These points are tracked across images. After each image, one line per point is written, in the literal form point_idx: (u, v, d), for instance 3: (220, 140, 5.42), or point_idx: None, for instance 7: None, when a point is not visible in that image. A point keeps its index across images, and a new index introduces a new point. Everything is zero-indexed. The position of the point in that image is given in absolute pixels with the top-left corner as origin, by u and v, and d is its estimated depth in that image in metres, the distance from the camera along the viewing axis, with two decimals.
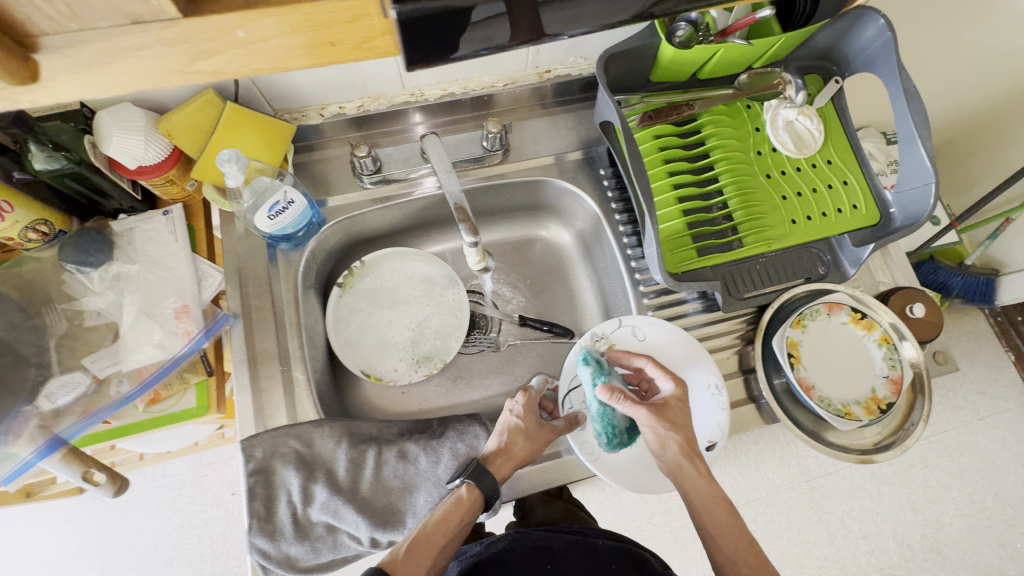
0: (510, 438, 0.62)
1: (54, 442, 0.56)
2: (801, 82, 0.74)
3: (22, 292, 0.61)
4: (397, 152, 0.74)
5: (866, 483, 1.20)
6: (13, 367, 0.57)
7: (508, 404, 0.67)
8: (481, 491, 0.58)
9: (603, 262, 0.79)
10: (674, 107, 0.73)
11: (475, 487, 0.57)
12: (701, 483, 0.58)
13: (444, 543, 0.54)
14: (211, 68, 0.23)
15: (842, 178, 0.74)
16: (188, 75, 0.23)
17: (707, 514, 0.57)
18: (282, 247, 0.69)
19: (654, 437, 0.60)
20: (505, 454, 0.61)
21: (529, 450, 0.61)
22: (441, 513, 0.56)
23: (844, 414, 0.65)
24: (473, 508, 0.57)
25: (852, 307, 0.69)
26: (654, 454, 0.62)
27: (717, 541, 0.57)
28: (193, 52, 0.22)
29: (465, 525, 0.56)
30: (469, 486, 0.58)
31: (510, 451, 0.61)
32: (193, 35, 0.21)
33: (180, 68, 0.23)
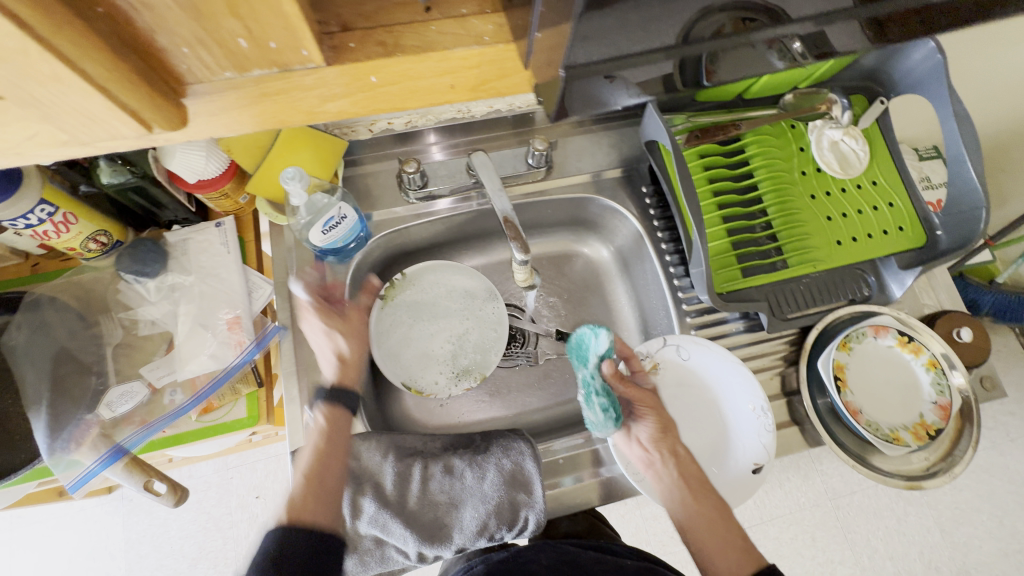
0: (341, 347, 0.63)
1: (116, 451, 0.57)
2: (847, 102, 0.74)
3: (80, 300, 0.63)
4: (443, 167, 0.74)
5: (893, 503, 1.18)
6: (75, 375, 0.58)
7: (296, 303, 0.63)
8: (340, 409, 0.59)
9: (642, 279, 0.79)
10: (720, 127, 0.74)
11: (334, 405, 0.58)
12: (693, 469, 0.60)
13: (325, 462, 0.55)
14: (337, 105, 0.32)
15: (888, 200, 0.73)
16: (319, 111, 0.32)
17: (699, 502, 0.58)
18: (330, 261, 0.70)
19: (654, 423, 0.61)
20: (342, 365, 0.62)
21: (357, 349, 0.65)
22: (310, 446, 0.56)
23: (892, 439, 0.64)
24: (338, 423, 0.58)
25: (898, 330, 0.69)
26: (641, 446, 0.61)
27: (706, 529, 0.57)
28: (328, 94, 0.31)
29: (338, 440, 0.57)
30: (323, 412, 0.58)
31: (346, 360, 0.63)
32: (333, 79, 0.30)
33: (314, 105, 0.31)
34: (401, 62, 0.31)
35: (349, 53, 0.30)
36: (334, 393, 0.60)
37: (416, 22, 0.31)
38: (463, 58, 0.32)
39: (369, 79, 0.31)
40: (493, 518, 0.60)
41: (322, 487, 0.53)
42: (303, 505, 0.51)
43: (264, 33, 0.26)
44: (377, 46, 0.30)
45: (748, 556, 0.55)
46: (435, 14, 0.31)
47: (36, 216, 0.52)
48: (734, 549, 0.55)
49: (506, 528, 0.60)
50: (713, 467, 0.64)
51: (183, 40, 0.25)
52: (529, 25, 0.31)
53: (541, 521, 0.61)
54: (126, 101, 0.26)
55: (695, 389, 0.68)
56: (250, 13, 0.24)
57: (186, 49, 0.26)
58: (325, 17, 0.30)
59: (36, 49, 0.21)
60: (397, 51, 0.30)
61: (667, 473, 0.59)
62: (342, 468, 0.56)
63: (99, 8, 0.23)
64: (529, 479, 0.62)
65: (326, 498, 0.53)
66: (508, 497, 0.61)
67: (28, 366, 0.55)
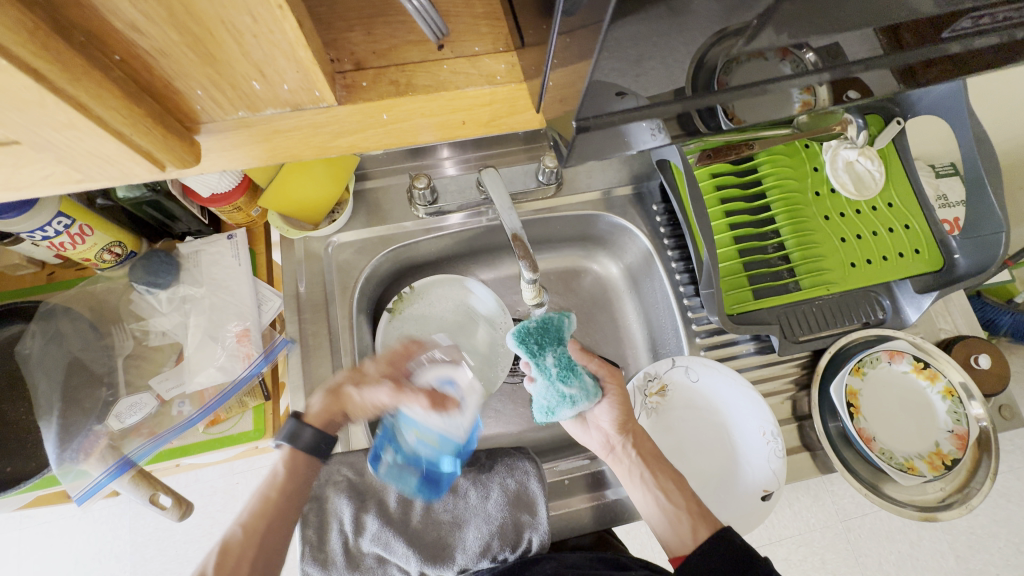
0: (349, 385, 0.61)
1: (124, 463, 0.57)
2: (862, 122, 0.73)
3: (94, 311, 0.63)
4: (453, 183, 0.75)
5: (906, 526, 1.15)
6: (87, 386, 0.59)
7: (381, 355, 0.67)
8: (303, 457, 0.57)
9: (651, 297, 0.78)
10: (733, 147, 0.72)
11: (293, 453, 0.56)
12: (648, 443, 0.60)
13: (270, 518, 0.54)
14: (348, 142, 0.33)
15: (904, 222, 0.72)
16: (332, 146, 0.33)
17: (658, 477, 0.57)
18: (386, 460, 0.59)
19: (615, 407, 0.60)
20: (332, 395, 0.61)
21: (357, 400, 0.61)
22: (261, 491, 0.55)
23: (907, 468, 0.63)
24: (297, 472, 0.57)
25: (914, 356, 0.67)
26: (601, 431, 0.61)
27: (664, 502, 0.55)
28: (337, 131, 0.32)
29: (292, 492, 0.56)
30: (287, 452, 0.57)
31: (342, 396, 0.61)
32: (343, 117, 0.31)
33: (327, 141, 0.32)
34: (417, 103, 0.31)
35: (361, 92, 0.30)
36: (303, 427, 0.57)
37: (428, 61, 0.32)
38: (479, 96, 0.32)
39: (381, 116, 0.31)
40: (496, 539, 0.59)
41: (258, 539, 0.52)
42: (233, 564, 0.50)
43: (274, 72, 0.27)
44: (389, 85, 0.31)
45: (703, 522, 0.54)
46: (448, 53, 0.32)
47: (53, 228, 0.53)
48: (687, 515, 0.54)
49: (509, 549, 0.59)
50: (721, 492, 0.63)
51: (197, 83, 0.27)
52: (540, 64, 0.31)
53: (545, 543, 0.60)
54: (141, 145, 0.27)
55: (703, 411, 0.67)
56: (263, 58, 0.25)
57: (199, 90, 0.27)
58: (339, 57, 0.31)
59: (59, 104, 0.22)
60: (412, 91, 0.31)
61: (626, 455, 0.59)
62: (289, 521, 0.55)
63: (117, 55, 0.24)
64: (534, 499, 0.61)
65: (260, 559, 0.51)
66: (512, 518, 0.60)
67: (41, 375, 0.58)
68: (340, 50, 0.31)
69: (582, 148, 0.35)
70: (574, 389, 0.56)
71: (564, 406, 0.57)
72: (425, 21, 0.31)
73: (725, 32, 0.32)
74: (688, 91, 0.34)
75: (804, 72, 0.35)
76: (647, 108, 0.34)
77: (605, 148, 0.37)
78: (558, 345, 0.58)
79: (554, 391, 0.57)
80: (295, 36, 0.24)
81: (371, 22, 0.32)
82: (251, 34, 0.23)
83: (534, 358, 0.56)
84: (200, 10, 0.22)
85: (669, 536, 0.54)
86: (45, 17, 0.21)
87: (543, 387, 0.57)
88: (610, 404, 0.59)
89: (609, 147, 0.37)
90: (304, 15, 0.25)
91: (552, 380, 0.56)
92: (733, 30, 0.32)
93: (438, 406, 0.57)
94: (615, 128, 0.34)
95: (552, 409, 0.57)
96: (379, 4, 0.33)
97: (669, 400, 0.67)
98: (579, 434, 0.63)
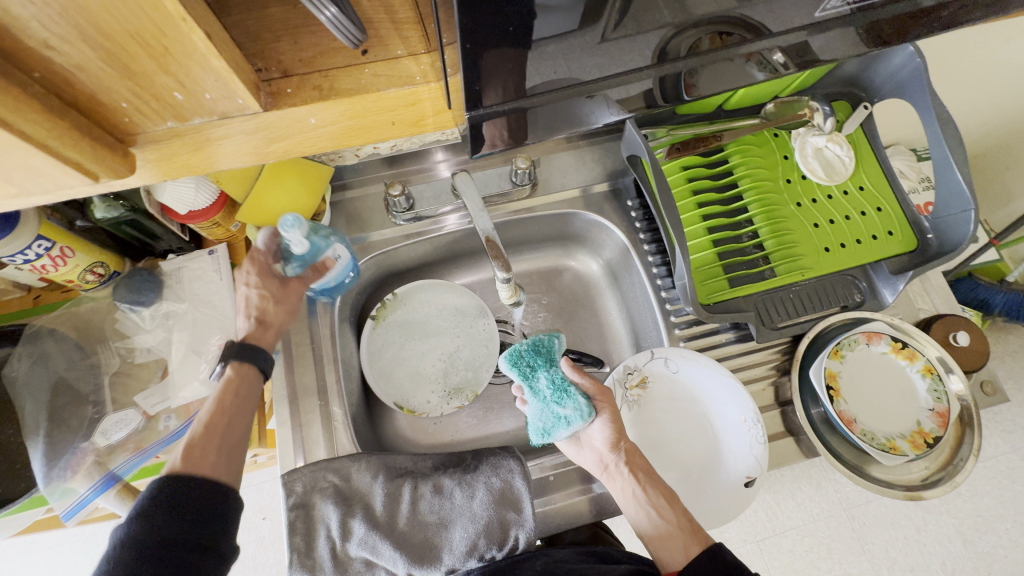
0: (261, 309, 0.62)
1: (109, 479, 0.59)
2: (829, 109, 0.75)
3: (80, 331, 0.65)
4: (428, 190, 0.76)
5: (911, 512, 1.13)
6: (73, 405, 0.61)
7: (241, 279, 0.63)
8: (249, 367, 0.58)
9: (631, 292, 0.79)
10: (701, 139, 0.75)
11: (240, 364, 0.57)
12: (641, 462, 0.59)
13: (231, 417, 0.54)
14: (283, 146, 0.35)
15: (876, 205, 0.73)
16: (267, 151, 0.35)
17: (651, 494, 0.57)
18: (323, 301, 0.71)
19: (609, 425, 0.61)
20: (261, 326, 0.62)
21: (284, 313, 0.64)
22: (215, 399, 0.55)
23: (889, 448, 0.63)
24: (248, 380, 0.58)
25: (891, 337, 0.68)
26: (594, 450, 0.61)
27: (656, 518, 0.56)
28: (271, 136, 0.33)
29: (245, 396, 0.56)
30: (234, 367, 0.57)
31: (266, 321, 0.62)
32: (273, 123, 0.32)
33: (261, 146, 0.34)
34: (343, 105, 0.32)
35: (286, 98, 0.31)
36: (244, 347, 0.58)
37: (351, 67, 0.33)
38: (405, 98, 0.34)
39: (308, 120, 0.33)
40: (483, 538, 0.59)
41: (221, 435, 0.52)
42: (202, 456, 0.49)
43: (196, 83, 0.28)
44: (312, 91, 0.32)
45: (693, 536, 0.54)
46: (370, 57, 0.33)
47: (34, 251, 0.54)
48: (678, 532, 0.54)
49: (496, 548, 0.59)
50: (704, 484, 0.63)
51: (121, 96, 0.28)
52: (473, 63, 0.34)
53: (531, 539, 0.60)
54: (70, 157, 0.28)
55: (685, 402, 0.67)
56: (180, 69, 0.27)
57: (125, 103, 0.28)
58: (266, 66, 0.32)
59: None
60: (334, 95, 0.32)
61: (627, 472, 0.59)
62: (247, 426, 0.55)
63: (36, 73, 0.25)
64: (519, 497, 0.62)
65: (227, 449, 0.51)
66: (497, 516, 0.60)
67: (28, 397, 0.59)
68: (266, 59, 0.32)
69: (493, 131, 0.39)
70: (566, 409, 0.60)
71: (558, 425, 0.60)
72: (340, 31, 0.30)
73: (684, 25, 0.36)
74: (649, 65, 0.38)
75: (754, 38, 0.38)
76: (564, 96, 0.38)
77: (556, 120, 0.42)
78: (551, 367, 0.63)
79: (550, 413, 0.61)
80: (207, 47, 0.25)
81: (297, 32, 0.33)
82: (163, 48, 0.25)
83: (527, 381, 0.62)
84: (107, 25, 0.23)
85: (661, 553, 0.54)
86: None
87: (537, 408, 0.61)
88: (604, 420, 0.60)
89: (562, 118, 0.42)
90: (216, 27, 0.26)
91: (545, 401, 0.61)
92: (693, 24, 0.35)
93: (319, 268, 0.66)
94: (558, 103, 0.39)
95: (548, 431, 0.60)
96: (307, 15, 0.34)
97: (650, 392, 0.67)
98: (572, 454, 0.63)
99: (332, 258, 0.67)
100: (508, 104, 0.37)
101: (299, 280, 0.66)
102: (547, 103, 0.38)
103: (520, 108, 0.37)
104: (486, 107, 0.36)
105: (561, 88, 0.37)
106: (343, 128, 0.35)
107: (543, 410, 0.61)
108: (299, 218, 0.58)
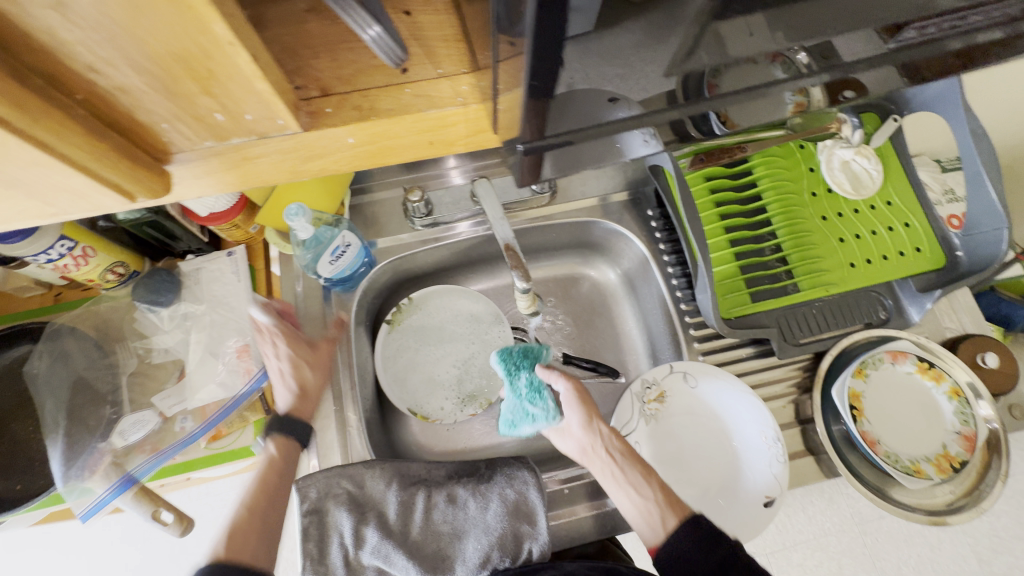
0: (298, 377, 0.61)
1: (126, 480, 0.58)
2: (858, 121, 0.72)
3: (99, 330, 0.65)
4: (447, 196, 0.75)
5: (925, 529, 1.11)
6: (92, 404, 0.61)
7: (269, 355, 0.62)
8: (289, 439, 0.59)
9: (650, 302, 0.78)
10: (725, 150, 0.72)
11: (280, 437, 0.58)
12: (616, 443, 0.58)
13: (271, 496, 0.54)
14: (321, 163, 0.35)
15: (903, 220, 0.71)
16: (303, 169, 0.35)
17: (628, 474, 0.56)
18: (336, 289, 0.71)
19: (577, 408, 0.60)
20: (302, 398, 0.62)
21: (319, 377, 0.63)
22: (256, 476, 0.54)
23: (914, 472, 0.62)
24: (289, 455, 0.58)
25: (917, 356, 0.66)
26: (572, 436, 0.60)
27: (636, 498, 0.54)
28: (308, 155, 0.34)
29: (286, 471, 0.56)
30: (276, 442, 0.58)
31: (306, 391, 0.62)
32: (311, 141, 0.33)
33: (298, 165, 0.35)
34: (385, 126, 0.33)
35: (324, 118, 0.32)
36: (287, 422, 0.59)
37: (391, 85, 0.33)
38: (443, 117, 0.34)
39: (346, 140, 0.33)
40: (496, 550, 0.59)
41: (261, 514, 0.52)
42: (243, 541, 0.49)
43: (238, 105, 0.28)
44: (353, 110, 0.32)
45: (672, 510, 0.53)
46: (411, 76, 0.33)
47: (57, 251, 0.54)
48: (656, 509, 0.53)
49: (509, 560, 0.59)
50: (721, 501, 0.62)
51: (163, 118, 0.29)
52: None
53: (546, 552, 0.60)
54: (109, 177, 0.29)
55: (702, 417, 0.66)
56: (225, 93, 0.27)
57: (166, 124, 0.29)
58: (305, 84, 0.32)
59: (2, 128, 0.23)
60: (373, 115, 0.32)
61: (608, 455, 0.57)
62: (284, 502, 0.55)
63: (79, 95, 0.26)
64: (533, 509, 0.61)
65: (266, 533, 0.51)
66: (511, 529, 0.60)
67: (48, 395, 0.60)
68: (304, 77, 0.32)
69: (530, 164, 0.40)
70: (537, 409, 0.60)
71: (525, 421, 0.61)
72: (383, 51, 0.30)
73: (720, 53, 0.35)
74: (679, 98, 0.37)
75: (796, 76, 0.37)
76: (602, 134, 0.37)
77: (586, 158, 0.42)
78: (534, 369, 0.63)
79: (521, 409, 0.62)
80: (253, 73, 0.25)
81: (336, 48, 0.33)
82: (207, 72, 0.25)
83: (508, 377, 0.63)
84: (156, 54, 0.23)
85: (646, 533, 0.53)
86: (9, 70, 0.23)
87: (510, 402, 0.62)
88: (571, 403, 0.60)
89: (593, 155, 0.42)
90: (260, 47, 0.26)
91: (519, 399, 0.61)
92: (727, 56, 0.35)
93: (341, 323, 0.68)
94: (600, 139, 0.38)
95: (514, 423, 0.61)
96: (346, 28, 0.33)
97: (668, 407, 0.67)
98: (555, 443, 0.63)
99: (344, 246, 0.65)
100: (547, 140, 0.37)
101: (327, 340, 0.66)
102: (584, 139, 0.37)
103: (552, 145, 0.37)
104: (528, 142, 0.36)
105: (599, 127, 0.37)
106: (379, 147, 0.35)
107: (514, 403, 0.62)
108: (302, 206, 0.58)
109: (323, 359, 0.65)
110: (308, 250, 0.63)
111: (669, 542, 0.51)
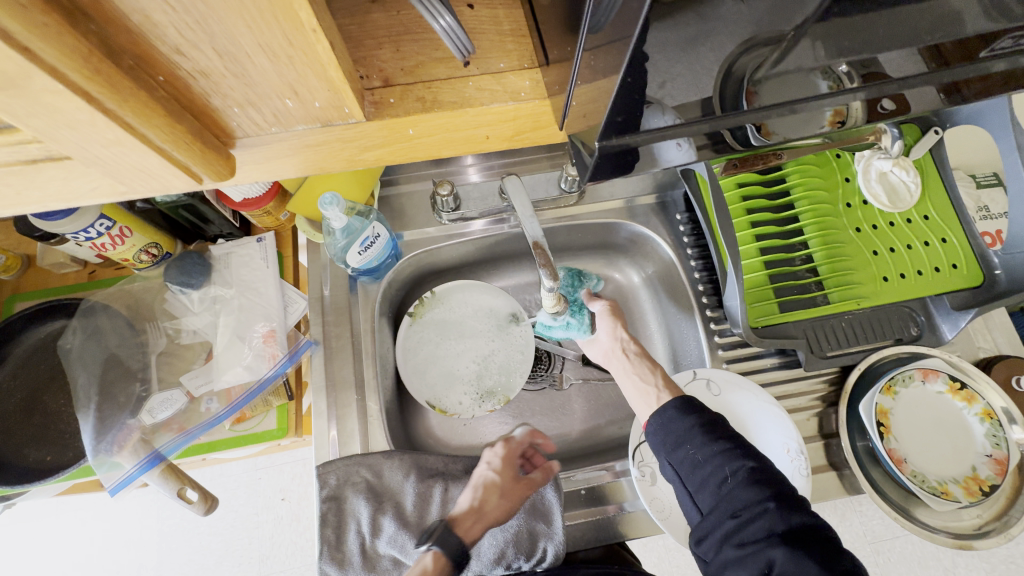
0: (485, 495, 0.59)
1: (154, 457, 0.59)
2: (898, 132, 0.69)
3: (131, 309, 0.67)
4: (475, 190, 0.73)
5: (939, 552, 1.09)
6: (122, 381, 0.63)
7: (486, 456, 0.64)
8: (450, 557, 0.54)
9: (673, 307, 0.77)
10: (760, 156, 0.67)
11: (442, 550, 0.54)
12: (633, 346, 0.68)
13: None
14: (376, 154, 0.36)
15: (941, 236, 0.69)
16: (359, 159, 0.37)
17: (636, 365, 0.65)
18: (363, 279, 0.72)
19: (606, 319, 0.71)
20: (476, 515, 0.58)
21: (503, 510, 0.59)
22: None
23: (940, 493, 0.60)
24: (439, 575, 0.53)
25: (949, 375, 0.64)
26: (600, 345, 0.71)
27: (640, 382, 0.63)
28: (365, 146, 0.35)
29: None
30: (435, 553, 0.54)
31: (483, 510, 0.59)
32: (370, 132, 0.34)
33: (355, 154, 0.36)
34: (442, 118, 0.34)
35: (389, 108, 0.33)
36: (450, 531, 0.56)
37: (454, 78, 0.34)
38: (505, 115, 0.35)
39: (407, 131, 0.34)
40: (511, 547, 0.60)
41: None
42: None
43: (306, 90, 0.29)
44: (416, 102, 0.33)
45: (666, 391, 0.61)
46: (471, 71, 0.35)
47: (96, 229, 0.55)
48: (654, 388, 0.61)
49: (524, 559, 0.60)
50: None
51: (234, 102, 0.30)
52: (561, 81, 0.34)
53: (560, 553, 0.59)
54: (182, 159, 0.30)
55: None
56: (299, 80, 0.28)
57: (237, 109, 0.30)
58: (369, 74, 0.34)
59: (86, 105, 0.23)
60: (436, 108, 0.33)
61: (625, 355, 0.67)
62: None
63: (161, 76, 0.27)
64: (550, 508, 0.61)
65: None
66: (527, 526, 0.60)
67: (81, 369, 0.62)
68: (370, 68, 0.34)
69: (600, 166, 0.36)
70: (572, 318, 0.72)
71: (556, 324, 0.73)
72: (453, 40, 0.32)
73: (755, 42, 0.34)
74: (716, 107, 0.35)
75: (838, 90, 0.36)
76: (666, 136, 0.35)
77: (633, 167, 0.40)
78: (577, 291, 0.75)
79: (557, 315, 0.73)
80: (329, 59, 0.26)
81: (400, 40, 0.35)
82: (288, 58, 0.26)
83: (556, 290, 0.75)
84: (243, 38, 0.24)
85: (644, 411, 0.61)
86: (100, 45, 0.23)
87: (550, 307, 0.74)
88: (602, 315, 0.71)
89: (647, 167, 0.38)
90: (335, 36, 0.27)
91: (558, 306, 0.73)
92: (762, 40, 0.34)
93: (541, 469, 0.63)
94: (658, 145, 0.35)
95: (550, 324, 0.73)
96: (408, 23, 0.36)
97: None
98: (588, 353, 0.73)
99: (373, 236, 0.65)
100: (626, 139, 0.34)
101: (530, 482, 0.62)
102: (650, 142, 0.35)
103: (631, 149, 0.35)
104: (618, 139, 0.34)
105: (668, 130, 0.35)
106: (434, 140, 0.36)
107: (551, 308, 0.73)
108: (336, 195, 0.59)
109: (521, 498, 0.61)
110: (337, 238, 0.64)
111: (657, 413, 0.55)
